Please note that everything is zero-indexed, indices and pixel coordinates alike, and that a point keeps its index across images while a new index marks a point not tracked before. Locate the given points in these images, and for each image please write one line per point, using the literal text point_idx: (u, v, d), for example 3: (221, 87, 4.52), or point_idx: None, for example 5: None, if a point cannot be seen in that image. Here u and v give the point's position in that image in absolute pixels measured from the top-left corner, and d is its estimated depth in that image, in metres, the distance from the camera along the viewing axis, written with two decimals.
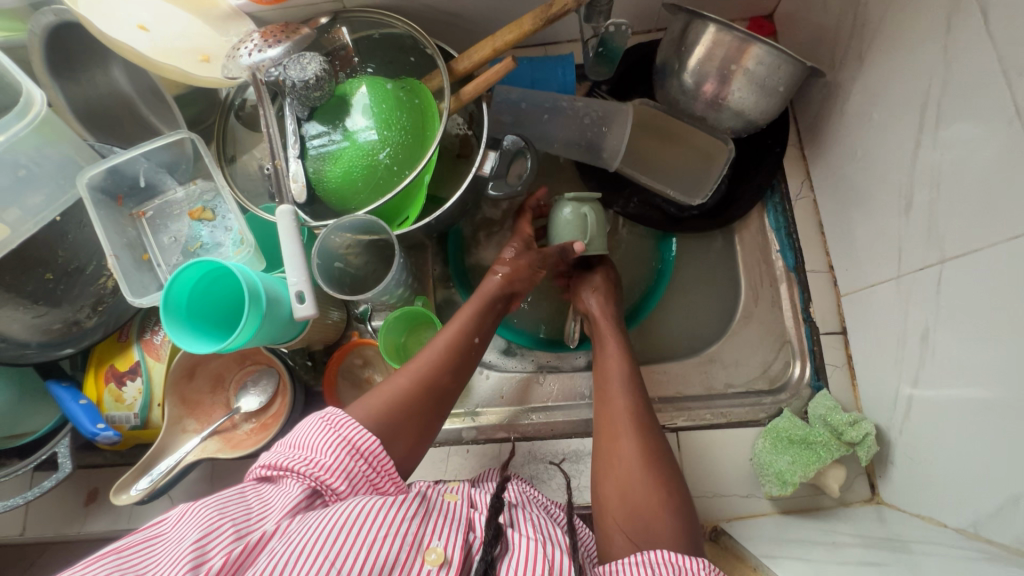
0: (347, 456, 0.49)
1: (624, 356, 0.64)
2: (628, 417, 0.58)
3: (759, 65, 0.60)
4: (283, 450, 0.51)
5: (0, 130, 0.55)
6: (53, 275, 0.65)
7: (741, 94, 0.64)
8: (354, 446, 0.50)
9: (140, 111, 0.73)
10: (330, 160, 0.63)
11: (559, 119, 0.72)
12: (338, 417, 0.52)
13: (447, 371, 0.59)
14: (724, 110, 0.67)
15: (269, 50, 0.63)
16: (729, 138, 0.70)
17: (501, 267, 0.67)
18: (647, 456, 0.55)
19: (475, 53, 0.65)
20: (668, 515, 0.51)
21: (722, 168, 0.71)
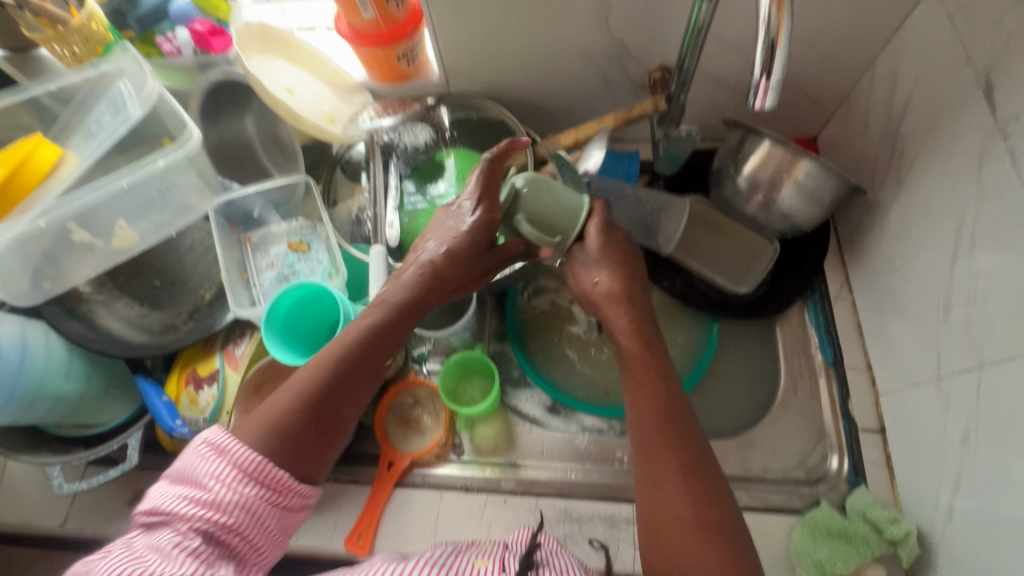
0: (241, 484, 0.50)
1: (669, 414, 0.56)
2: (662, 424, 0.55)
3: (808, 177, 0.69)
4: (199, 455, 0.51)
5: (162, 156, 0.66)
6: (160, 282, 0.74)
7: (790, 199, 0.73)
8: (241, 470, 0.50)
9: (258, 155, 0.82)
10: (422, 212, 0.73)
11: (621, 204, 0.80)
12: (219, 441, 0.52)
13: (320, 391, 0.55)
14: (773, 212, 0.75)
15: (384, 119, 0.76)
16: (774, 237, 0.78)
17: (413, 267, 0.62)
18: (687, 466, 0.53)
19: (559, 140, 0.76)
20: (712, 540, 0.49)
21: (766, 264, 0.78)
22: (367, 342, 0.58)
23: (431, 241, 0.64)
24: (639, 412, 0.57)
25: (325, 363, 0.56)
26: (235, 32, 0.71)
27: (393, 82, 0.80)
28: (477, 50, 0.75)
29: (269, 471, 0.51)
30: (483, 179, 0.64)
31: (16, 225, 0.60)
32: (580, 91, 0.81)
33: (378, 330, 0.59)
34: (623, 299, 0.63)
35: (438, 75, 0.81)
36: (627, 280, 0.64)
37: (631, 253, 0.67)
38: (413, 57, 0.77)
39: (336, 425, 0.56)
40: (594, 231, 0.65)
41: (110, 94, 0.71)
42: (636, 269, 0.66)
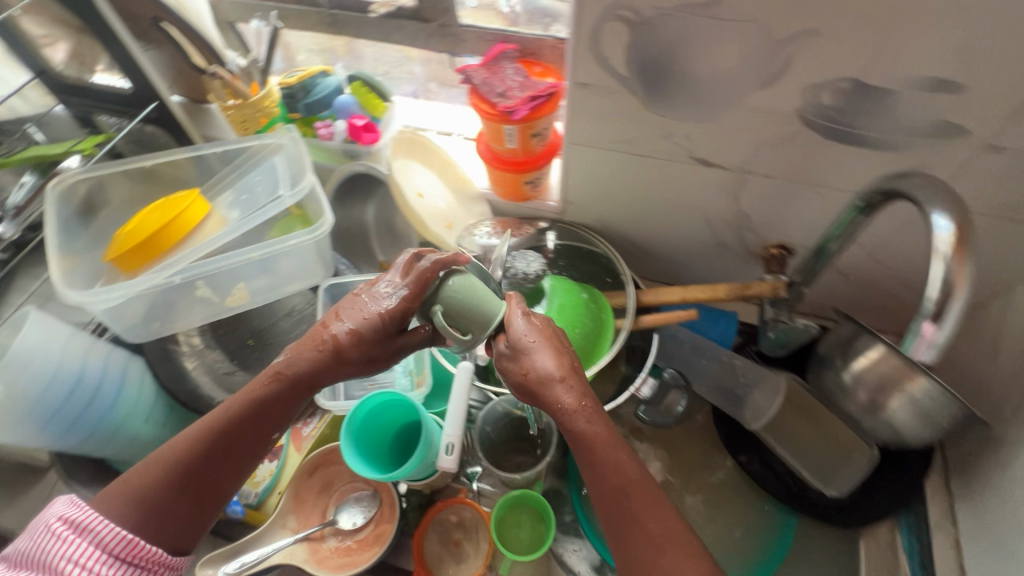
0: (102, 564, 0.46)
1: (627, 480, 0.50)
2: (623, 493, 0.50)
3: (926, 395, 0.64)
4: (49, 535, 0.46)
5: (293, 236, 0.69)
6: (253, 342, 0.77)
7: (901, 411, 0.67)
8: (108, 551, 0.46)
9: (370, 238, 0.87)
10: None
11: (712, 366, 0.79)
12: (77, 517, 0.47)
13: (193, 457, 0.49)
14: (878, 417, 0.70)
15: (500, 238, 0.79)
16: (874, 444, 0.72)
17: (296, 345, 0.53)
18: (664, 539, 0.48)
19: (663, 293, 0.75)
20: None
21: (862, 471, 0.71)
22: (252, 420, 0.51)
23: (349, 307, 0.54)
24: (601, 488, 0.51)
25: (197, 435, 0.49)
26: (392, 144, 0.79)
27: (513, 200, 0.84)
28: (600, 191, 0.78)
29: (125, 542, 0.46)
30: (422, 273, 0.51)
31: (156, 278, 0.64)
32: (689, 246, 0.82)
33: (264, 403, 0.51)
34: (563, 375, 0.52)
35: (556, 201, 0.83)
36: (561, 358, 0.54)
37: (550, 326, 0.57)
38: (539, 183, 0.81)
39: (215, 497, 0.50)
40: (526, 321, 0.55)
41: (267, 166, 0.77)
42: (558, 342, 0.55)
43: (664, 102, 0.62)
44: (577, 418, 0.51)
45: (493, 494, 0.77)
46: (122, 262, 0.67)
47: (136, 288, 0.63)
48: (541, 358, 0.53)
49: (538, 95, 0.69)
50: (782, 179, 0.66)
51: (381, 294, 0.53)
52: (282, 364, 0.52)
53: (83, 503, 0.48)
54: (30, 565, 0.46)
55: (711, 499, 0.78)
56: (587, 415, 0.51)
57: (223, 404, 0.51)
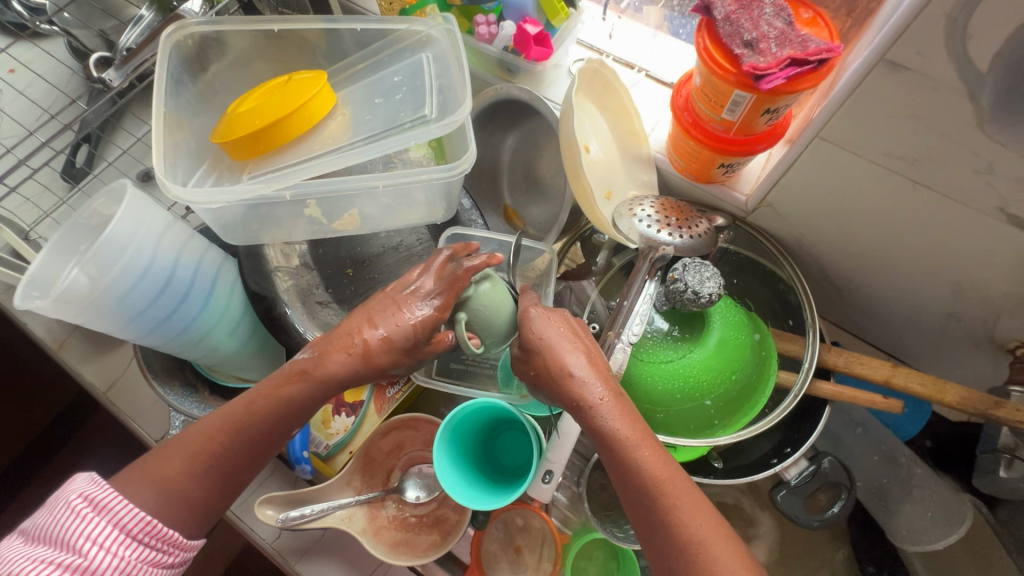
0: (123, 547, 0.42)
1: (652, 478, 0.41)
2: (645, 493, 0.41)
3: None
4: (62, 514, 0.42)
5: (429, 173, 0.56)
6: (351, 272, 0.67)
7: None
8: (128, 533, 0.43)
9: (501, 180, 0.74)
10: (655, 361, 0.58)
11: (870, 452, 0.64)
12: (97, 495, 0.43)
13: (222, 443, 0.46)
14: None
15: (676, 238, 0.59)
16: None
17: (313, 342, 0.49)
18: (702, 539, 0.39)
19: (865, 365, 0.57)
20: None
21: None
22: (276, 420, 0.46)
23: (381, 313, 0.49)
24: (624, 485, 0.43)
25: (218, 429, 0.45)
26: (577, 72, 0.59)
27: (691, 178, 0.65)
28: (820, 206, 0.58)
29: (147, 526, 0.43)
30: (453, 283, 0.50)
31: (264, 188, 0.53)
32: (905, 303, 0.62)
33: (287, 403, 0.46)
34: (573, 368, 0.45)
35: (748, 198, 0.63)
36: (585, 359, 0.46)
37: (573, 321, 0.50)
38: (734, 170, 0.61)
39: (240, 483, 0.48)
40: (542, 318, 0.49)
41: (411, 63, 0.62)
42: (574, 332, 0.49)
43: (1014, 127, 0.40)
44: (602, 414, 0.44)
45: (565, 507, 0.69)
46: (229, 148, 0.55)
47: (242, 194, 0.53)
48: (559, 354, 0.46)
49: (806, 60, 0.45)
50: None
51: (411, 301, 0.49)
52: (305, 363, 0.47)
53: (103, 480, 0.44)
54: (45, 540, 0.41)
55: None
56: (613, 411, 0.44)
57: (243, 396, 0.47)
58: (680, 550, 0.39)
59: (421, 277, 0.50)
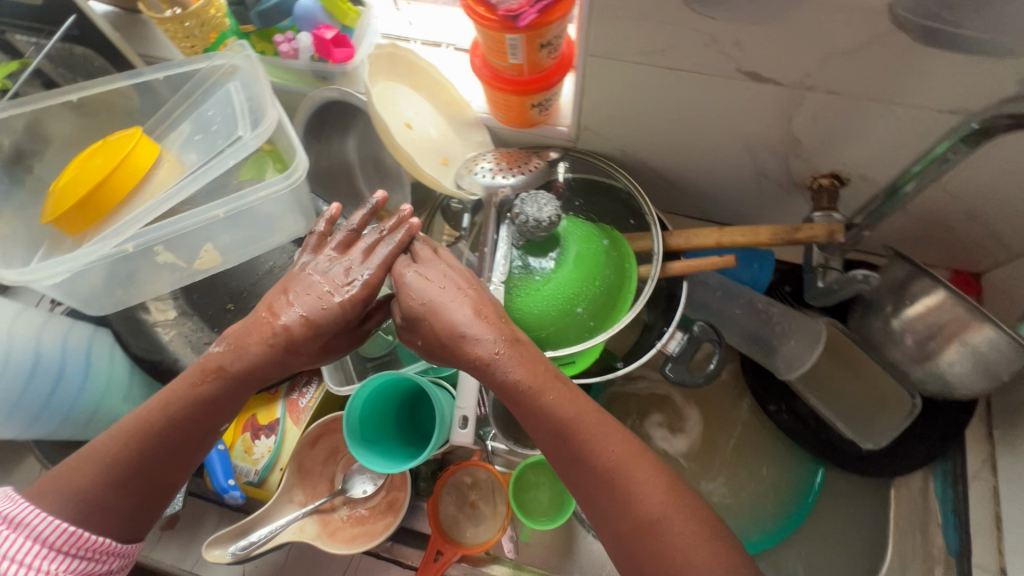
0: (46, 557, 0.44)
1: (564, 421, 0.46)
2: (559, 435, 0.46)
3: (989, 347, 0.57)
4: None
5: (266, 186, 0.59)
6: (233, 306, 0.68)
7: (953, 361, 0.61)
8: (49, 545, 0.44)
9: (356, 179, 0.77)
10: (527, 291, 0.63)
11: (741, 311, 0.72)
12: (14, 511, 0.45)
13: (137, 451, 0.46)
14: (930, 368, 0.63)
15: (509, 177, 0.66)
16: (915, 394, 0.67)
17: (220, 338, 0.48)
18: (615, 459, 0.45)
19: (696, 237, 0.65)
20: (679, 514, 0.44)
21: (903, 422, 0.67)
22: (188, 422, 0.47)
23: (296, 292, 0.49)
24: (539, 430, 0.46)
25: (134, 434, 0.46)
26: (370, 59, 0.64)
27: (517, 126, 0.71)
28: (623, 114, 0.65)
29: (66, 535, 0.45)
30: (387, 260, 0.51)
31: (100, 248, 0.54)
32: (723, 176, 0.70)
33: (201, 402, 0.47)
34: (467, 329, 0.47)
35: (568, 127, 0.71)
36: (479, 320, 0.47)
37: (458, 277, 0.50)
38: (547, 106, 0.68)
39: (158, 494, 0.48)
40: (421, 282, 0.49)
41: (220, 95, 0.64)
42: (461, 288, 0.49)
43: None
44: (501, 369, 0.46)
45: (507, 453, 0.73)
46: (64, 224, 0.56)
47: (84, 260, 0.54)
48: (448, 313, 0.47)
49: None
50: (851, 96, 0.54)
51: (339, 273, 0.50)
52: (221, 360, 0.47)
53: (20, 498, 0.46)
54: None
55: (735, 447, 0.74)
56: (512, 364, 0.46)
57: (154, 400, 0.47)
58: (601, 475, 0.45)
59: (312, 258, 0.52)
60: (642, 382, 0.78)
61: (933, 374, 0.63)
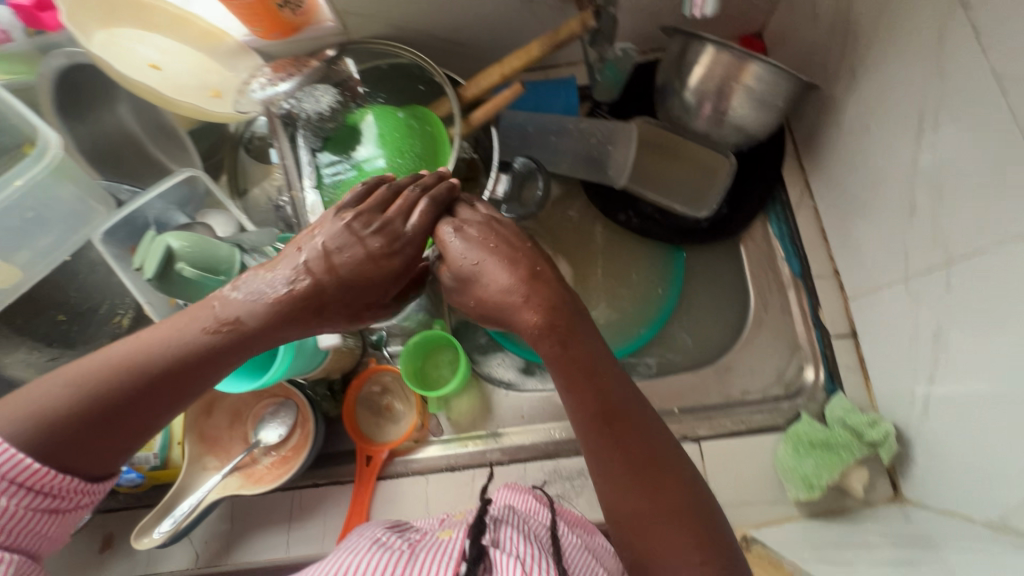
0: (9, 496, 0.39)
1: (609, 405, 0.45)
2: (601, 416, 0.45)
3: (759, 82, 0.63)
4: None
5: (20, 175, 0.56)
6: (65, 316, 0.64)
7: (741, 109, 0.66)
8: (5, 480, 0.39)
9: (146, 148, 0.71)
10: (344, 188, 0.64)
11: (564, 140, 0.75)
12: None
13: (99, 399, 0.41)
14: (727, 125, 0.69)
15: (280, 84, 0.64)
16: (730, 152, 0.73)
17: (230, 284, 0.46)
18: (643, 457, 0.44)
19: (483, 80, 0.67)
20: (685, 532, 0.42)
21: (725, 181, 0.73)
22: (181, 369, 0.43)
23: (332, 239, 0.46)
24: (583, 405, 0.45)
25: (126, 365, 0.42)
26: (63, 9, 0.57)
27: (280, 37, 0.67)
28: None
29: (25, 471, 0.39)
30: (427, 218, 0.49)
31: None
32: (500, 16, 0.70)
33: (201, 351, 0.44)
34: (519, 286, 0.45)
35: (333, 19, 0.68)
36: (542, 283, 0.46)
37: (502, 232, 0.48)
38: (298, 2, 0.63)
39: (122, 445, 0.43)
40: (464, 242, 0.48)
41: None
42: (510, 244, 0.48)
43: None
44: (537, 339, 0.46)
45: None
46: None
47: None
48: (493, 276, 0.46)
49: None
50: None
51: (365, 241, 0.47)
52: (239, 311, 0.44)
53: None
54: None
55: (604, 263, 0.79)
56: (554, 339, 0.45)
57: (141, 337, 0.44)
58: (639, 467, 0.44)
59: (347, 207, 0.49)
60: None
61: (731, 128, 0.69)
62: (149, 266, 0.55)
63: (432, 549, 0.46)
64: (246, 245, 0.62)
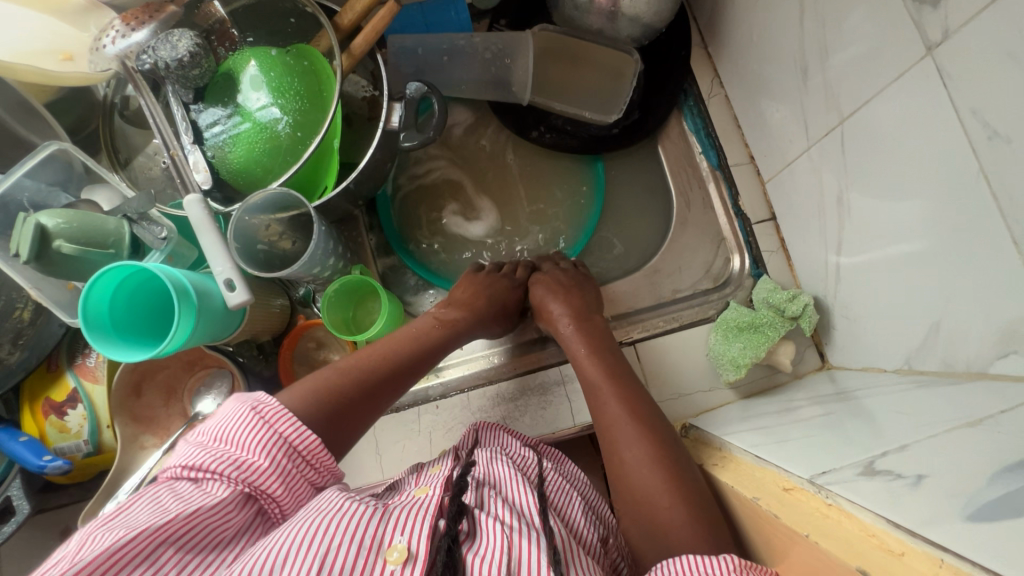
0: (279, 452, 0.45)
1: (612, 377, 0.57)
2: (598, 387, 0.57)
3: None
4: (201, 443, 0.45)
5: None
6: None
7: None
8: (288, 442, 0.46)
9: (9, 128, 0.64)
10: (231, 141, 0.61)
11: (461, 61, 0.71)
12: (269, 409, 0.48)
13: (361, 378, 0.56)
14: (622, 17, 0.66)
15: (134, 36, 0.59)
16: (632, 49, 0.70)
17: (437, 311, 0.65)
18: (634, 415, 0.54)
19: (357, 3, 0.62)
20: (663, 479, 0.48)
21: (631, 81, 0.71)
22: (418, 355, 0.61)
23: (493, 284, 0.69)
24: (589, 388, 0.58)
25: (364, 353, 0.58)
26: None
27: None
28: None
29: (305, 439, 0.47)
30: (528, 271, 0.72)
31: None
32: None
33: (410, 351, 0.60)
34: (565, 289, 0.67)
35: None
36: (582, 299, 0.66)
37: (576, 275, 0.69)
38: None
39: (344, 432, 0.53)
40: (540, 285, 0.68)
41: None
42: (582, 286, 0.68)
43: None
44: (569, 333, 0.63)
45: None
46: None
47: None
48: (555, 301, 0.66)
49: None
50: None
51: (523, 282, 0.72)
52: (391, 350, 0.59)
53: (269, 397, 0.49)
54: (229, 441, 0.45)
55: (524, 185, 0.78)
56: (575, 330, 0.63)
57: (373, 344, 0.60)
58: (630, 428, 0.52)
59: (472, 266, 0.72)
60: (432, 175, 0.78)
61: (626, 21, 0.66)
62: (21, 248, 0.52)
63: (405, 504, 0.46)
64: (131, 214, 0.58)
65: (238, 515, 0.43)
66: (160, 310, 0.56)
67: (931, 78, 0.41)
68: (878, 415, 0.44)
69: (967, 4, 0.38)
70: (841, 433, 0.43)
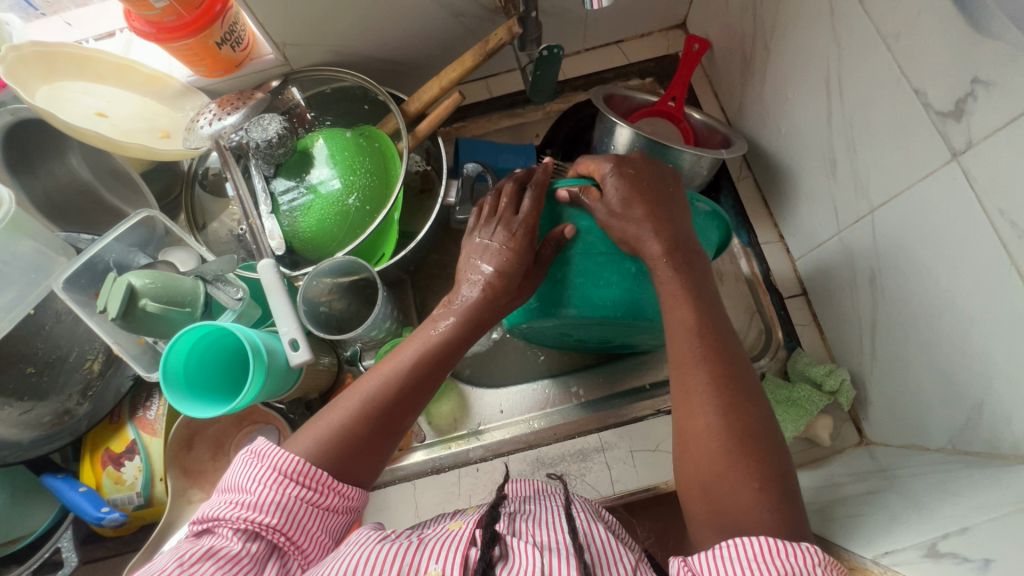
0: (275, 484, 0.44)
1: (705, 332, 0.49)
2: (695, 340, 0.49)
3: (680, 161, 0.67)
4: (213, 498, 0.46)
5: None
6: (35, 367, 0.63)
7: None
8: (281, 472, 0.45)
9: (103, 197, 0.73)
10: (302, 212, 0.66)
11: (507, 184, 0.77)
12: (262, 446, 0.47)
13: (380, 403, 0.50)
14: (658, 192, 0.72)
15: (227, 118, 0.66)
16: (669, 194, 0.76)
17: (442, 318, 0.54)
18: (726, 385, 0.46)
19: (424, 94, 0.70)
20: (746, 463, 0.43)
21: None
22: (421, 369, 0.52)
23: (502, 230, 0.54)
24: (683, 341, 0.49)
25: (381, 366, 0.53)
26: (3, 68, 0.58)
27: (224, 74, 0.69)
28: (308, 19, 0.65)
29: (295, 466, 0.45)
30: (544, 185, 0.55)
31: None
32: (432, 30, 0.73)
33: (432, 354, 0.53)
34: (653, 222, 0.51)
35: (273, 53, 0.70)
36: (677, 238, 0.52)
37: (654, 191, 0.53)
38: (238, 38, 0.65)
39: (370, 447, 0.49)
40: (613, 192, 0.52)
41: None
42: (670, 208, 0.53)
43: None
44: (665, 269, 0.51)
45: None
46: None
47: None
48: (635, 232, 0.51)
49: None
50: None
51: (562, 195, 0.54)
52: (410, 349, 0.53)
53: (261, 437, 0.48)
54: (231, 490, 0.45)
55: None
56: (674, 268, 0.51)
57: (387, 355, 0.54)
58: (715, 402, 0.46)
59: (498, 220, 0.55)
60: None
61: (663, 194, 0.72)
62: (111, 306, 0.55)
63: (441, 537, 0.46)
64: (207, 275, 0.63)
65: (252, 557, 0.42)
66: (225, 367, 0.59)
67: (956, 180, 0.46)
68: (923, 496, 0.45)
69: (988, 118, 0.42)
70: (894, 513, 0.44)
